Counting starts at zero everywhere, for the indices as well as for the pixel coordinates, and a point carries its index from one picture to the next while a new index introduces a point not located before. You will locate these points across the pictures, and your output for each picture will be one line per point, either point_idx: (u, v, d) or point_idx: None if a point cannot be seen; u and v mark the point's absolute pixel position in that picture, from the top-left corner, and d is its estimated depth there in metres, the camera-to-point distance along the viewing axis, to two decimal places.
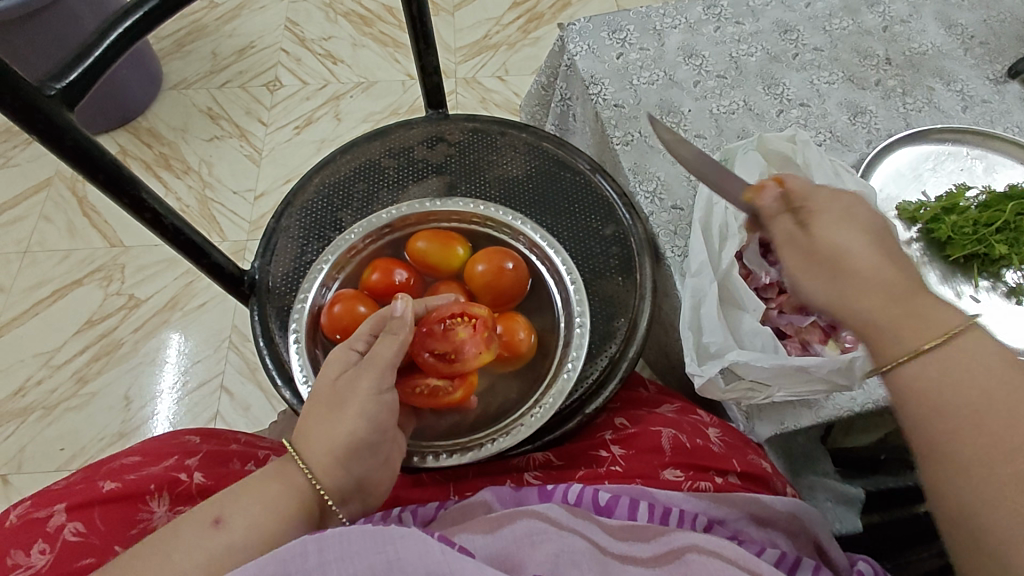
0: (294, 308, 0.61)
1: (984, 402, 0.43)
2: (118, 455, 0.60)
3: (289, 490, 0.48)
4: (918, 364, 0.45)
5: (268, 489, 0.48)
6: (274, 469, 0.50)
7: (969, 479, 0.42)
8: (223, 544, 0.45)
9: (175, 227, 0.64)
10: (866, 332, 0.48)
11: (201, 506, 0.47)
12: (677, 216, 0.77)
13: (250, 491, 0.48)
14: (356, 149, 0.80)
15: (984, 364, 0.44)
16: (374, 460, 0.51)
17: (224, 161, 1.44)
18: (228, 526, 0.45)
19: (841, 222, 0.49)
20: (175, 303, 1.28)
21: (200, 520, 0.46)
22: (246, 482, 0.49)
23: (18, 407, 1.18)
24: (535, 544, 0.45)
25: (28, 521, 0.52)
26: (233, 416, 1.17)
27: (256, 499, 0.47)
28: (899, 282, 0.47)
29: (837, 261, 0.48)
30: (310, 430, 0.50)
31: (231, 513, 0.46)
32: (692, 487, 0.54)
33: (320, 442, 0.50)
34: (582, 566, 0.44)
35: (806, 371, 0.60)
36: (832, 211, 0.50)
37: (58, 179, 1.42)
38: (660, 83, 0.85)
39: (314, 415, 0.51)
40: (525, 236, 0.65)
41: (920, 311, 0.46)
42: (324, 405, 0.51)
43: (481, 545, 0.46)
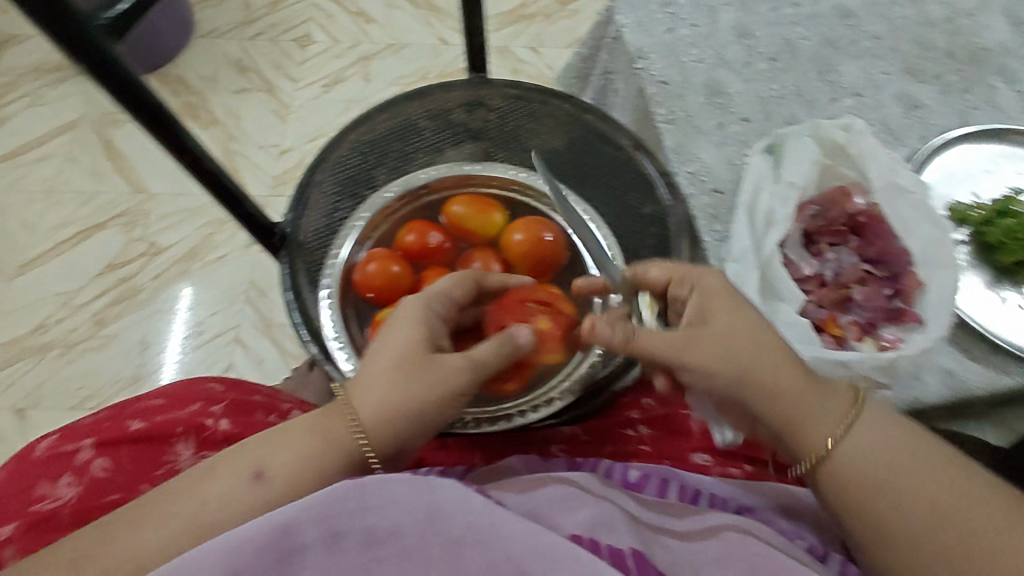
0: (328, 263, 0.62)
1: (908, 465, 0.46)
2: (143, 395, 0.60)
3: (335, 451, 0.47)
4: (852, 442, 0.47)
5: (310, 447, 0.47)
6: (322, 423, 0.48)
7: (915, 549, 0.44)
8: (262, 496, 0.45)
9: (212, 172, 0.63)
10: (791, 426, 0.48)
11: (245, 458, 0.47)
12: (717, 200, 0.77)
13: (296, 447, 0.47)
14: (396, 107, 0.77)
15: (889, 433, 0.47)
16: (419, 440, 0.50)
17: (252, 115, 1.43)
18: (268, 482, 0.46)
19: (724, 310, 0.50)
20: (195, 254, 1.27)
21: (234, 471, 0.46)
22: (288, 432, 0.48)
23: (37, 344, 1.19)
24: (570, 508, 0.45)
25: (55, 454, 0.52)
26: (247, 368, 1.18)
27: (288, 450, 0.47)
28: (803, 367, 0.50)
29: (720, 350, 0.49)
30: (361, 388, 0.49)
31: (271, 467, 0.46)
32: (721, 472, 0.54)
33: (377, 402, 0.48)
34: (620, 530, 0.43)
35: (844, 365, 0.63)
36: (718, 301, 0.51)
37: (85, 120, 1.41)
38: (709, 62, 0.81)
39: (383, 373, 0.49)
40: (566, 209, 0.65)
41: (817, 398, 0.48)
42: (395, 369, 0.48)
43: (514, 500, 0.46)
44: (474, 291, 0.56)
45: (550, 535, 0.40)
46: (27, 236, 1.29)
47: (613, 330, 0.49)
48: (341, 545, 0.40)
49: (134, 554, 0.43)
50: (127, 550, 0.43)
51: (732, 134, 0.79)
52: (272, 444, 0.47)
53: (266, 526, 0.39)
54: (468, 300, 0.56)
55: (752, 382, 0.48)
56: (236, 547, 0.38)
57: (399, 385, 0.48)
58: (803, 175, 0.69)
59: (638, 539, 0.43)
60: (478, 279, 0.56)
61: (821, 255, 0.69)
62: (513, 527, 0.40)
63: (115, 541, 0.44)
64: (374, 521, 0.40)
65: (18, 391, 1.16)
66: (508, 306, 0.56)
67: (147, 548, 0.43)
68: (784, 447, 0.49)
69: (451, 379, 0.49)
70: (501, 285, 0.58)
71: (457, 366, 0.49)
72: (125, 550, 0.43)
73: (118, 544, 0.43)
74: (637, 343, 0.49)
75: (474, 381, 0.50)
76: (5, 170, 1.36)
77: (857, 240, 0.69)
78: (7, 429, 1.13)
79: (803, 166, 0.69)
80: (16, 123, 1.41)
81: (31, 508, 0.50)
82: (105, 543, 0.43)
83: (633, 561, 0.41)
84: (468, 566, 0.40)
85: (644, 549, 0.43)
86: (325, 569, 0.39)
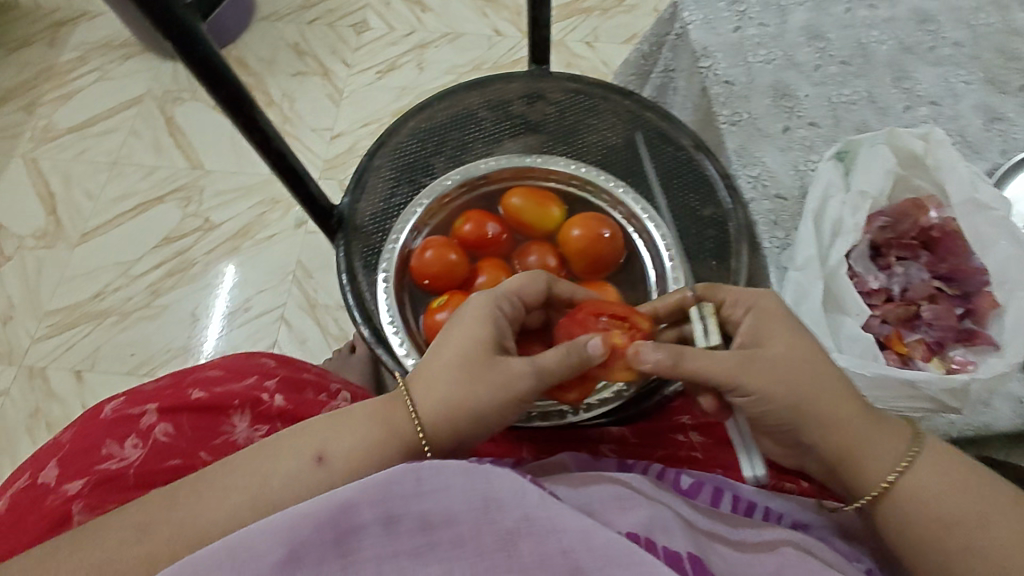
0: (384, 250, 0.63)
1: (972, 501, 0.45)
2: (202, 366, 0.62)
3: (393, 438, 0.49)
4: (910, 477, 0.47)
5: (368, 434, 0.49)
6: (382, 410, 0.50)
7: None
8: (324, 479, 0.47)
9: (280, 152, 0.65)
10: (846, 457, 0.48)
11: (306, 440, 0.48)
12: (779, 206, 0.73)
13: (356, 432, 0.49)
14: (455, 96, 0.77)
15: (949, 469, 0.47)
16: (475, 438, 0.51)
17: (307, 98, 1.45)
18: (329, 465, 0.47)
19: (779, 336, 0.49)
20: (246, 232, 1.31)
21: (298, 454, 0.48)
22: (348, 417, 0.50)
23: (96, 310, 1.25)
24: (624, 508, 0.45)
25: (122, 416, 0.54)
26: (291, 346, 1.21)
27: (353, 433, 0.49)
28: (858, 398, 0.49)
29: (776, 378, 0.47)
30: (424, 381, 0.50)
31: (332, 452, 0.48)
32: (777, 486, 0.54)
33: (439, 399, 0.49)
34: (674, 532, 0.43)
35: (911, 386, 0.61)
36: (774, 326, 0.49)
37: (149, 96, 1.46)
38: (777, 63, 0.76)
39: (447, 370, 0.50)
40: (625, 206, 0.65)
41: (874, 431, 0.48)
42: (457, 367, 0.49)
43: (565, 493, 0.46)
44: (543, 295, 0.55)
45: (605, 530, 0.41)
46: (90, 205, 1.34)
47: (658, 355, 0.47)
48: (398, 528, 0.41)
49: (201, 524, 0.45)
50: (194, 518, 0.45)
51: (797, 139, 0.75)
52: (337, 428, 0.49)
53: (328, 503, 0.41)
54: (535, 303, 0.54)
55: (807, 413, 0.48)
56: (300, 520, 0.40)
57: (462, 384, 0.49)
58: (878, 185, 0.67)
59: (692, 543, 0.43)
60: (551, 284, 0.55)
61: (888, 269, 0.68)
62: (568, 519, 0.41)
63: (182, 508, 0.45)
64: (431, 506, 0.42)
65: (77, 353, 1.21)
66: (581, 320, 0.53)
67: (212, 518, 0.45)
68: (835, 475, 0.49)
69: (515, 384, 0.49)
70: (569, 297, 0.56)
71: (522, 371, 0.49)
72: (192, 519, 0.45)
73: (184, 512, 0.45)
74: (687, 366, 0.47)
75: (537, 387, 0.50)
76: (74, 140, 1.41)
77: (927, 256, 0.68)
78: (65, 388, 1.18)
79: (879, 176, 0.67)
80: (85, 96, 1.46)
81: (97, 467, 0.52)
82: (173, 510, 0.45)
83: (689, 565, 0.41)
84: (522, 557, 0.40)
85: (700, 554, 0.43)
86: (381, 550, 0.40)
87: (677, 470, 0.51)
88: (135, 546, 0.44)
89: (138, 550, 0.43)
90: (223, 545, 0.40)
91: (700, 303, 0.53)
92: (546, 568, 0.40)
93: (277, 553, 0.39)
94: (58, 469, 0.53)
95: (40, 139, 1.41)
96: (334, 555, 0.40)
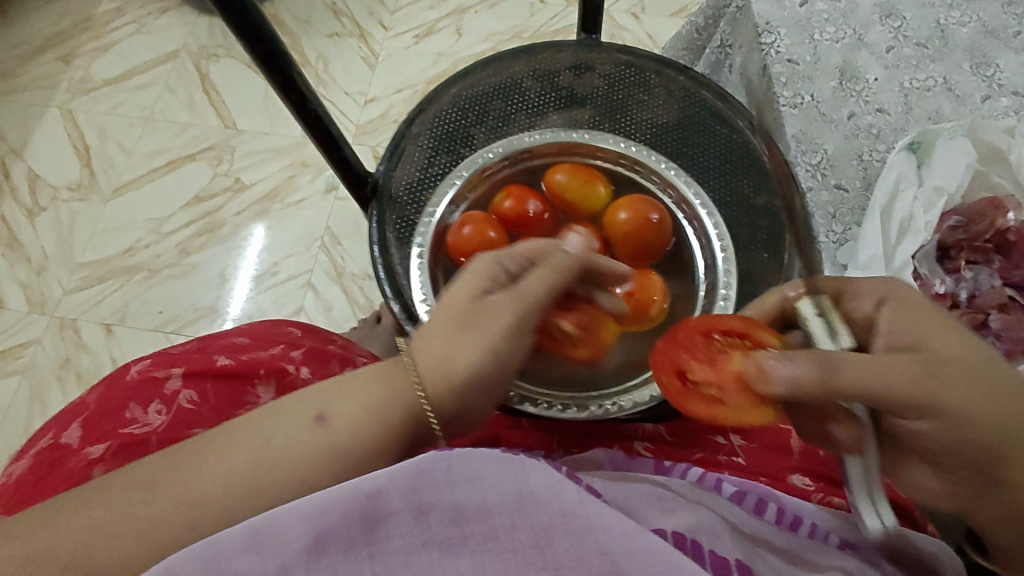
0: (421, 220, 0.60)
1: None
2: (229, 332, 0.61)
3: (395, 401, 0.47)
4: None
5: (371, 394, 0.47)
6: (382, 370, 0.49)
7: None
8: (324, 439, 0.45)
9: (316, 114, 0.62)
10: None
11: (308, 401, 0.47)
12: (839, 197, 0.68)
13: (357, 394, 0.47)
14: (499, 63, 0.73)
15: None
16: (483, 398, 0.50)
17: (341, 60, 1.42)
18: (330, 424, 0.46)
19: (948, 334, 0.43)
20: (276, 194, 1.29)
21: (299, 413, 0.46)
22: (347, 378, 0.48)
23: (126, 265, 1.25)
24: (666, 511, 0.44)
25: (147, 379, 0.54)
26: (316, 314, 1.19)
27: (360, 399, 0.47)
28: None
29: (963, 388, 0.42)
30: (425, 343, 0.50)
31: (333, 411, 0.46)
32: (824, 500, 0.50)
33: (432, 356, 0.49)
34: (722, 538, 0.42)
35: None
36: (933, 323, 0.44)
37: (184, 52, 1.44)
38: (846, 43, 0.68)
39: (435, 329, 0.50)
40: (676, 189, 0.61)
41: None
42: (450, 321, 0.49)
43: (604, 488, 0.45)
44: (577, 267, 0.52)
45: (646, 534, 0.39)
46: (123, 160, 1.34)
47: (793, 367, 0.42)
48: (428, 519, 0.39)
49: (203, 486, 0.43)
50: (194, 480, 0.43)
51: (863, 127, 0.68)
52: (340, 391, 0.47)
53: (355, 491, 0.39)
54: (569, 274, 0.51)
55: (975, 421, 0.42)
56: (327, 506, 0.38)
57: (454, 337, 0.49)
58: (948, 179, 0.66)
59: (739, 552, 0.42)
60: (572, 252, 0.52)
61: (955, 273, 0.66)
62: (608, 519, 0.39)
63: (186, 470, 0.44)
64: (463, 497, 0.40)
65: (107, 307, 1.22)
66: (691, 342, 0.49)
67: (213, 482, 0.43)
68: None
69: (504, 316, 0.49)
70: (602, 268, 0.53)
71: (507, 299, 0.49)
72: (196, 480, 0.43)
73: (190, 475, 0.43)
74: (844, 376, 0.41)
75: (527, 315, 0.49)
76: (109, 93, 1.40)
77: (999, 260, 0.66)
78: (95, 341, 1.19)
79: (956, 170, 0.65)
80: (121, 49, 1.45)
81: (119, 431, 0.51)
82: (172, 470, 0.44)
83: (736, 570, 0.41)
84: (557, 557, 0.38)
85: (749, 562, 0.42)
86: (410, 540, 0.39)
87: (719, 476, 0.50)
88: (139, 507, 0.42)
89: (142, 510, 0.42)
90: (250, 527, 0.38)
91: (809, 298, 0.49)
92: (583, 570, 0.38)
93: (303, 540, 0.38)
94: (81, 430, 0.52)
95: (77, 90, 1.41)
96: (361, 543, 0.38)
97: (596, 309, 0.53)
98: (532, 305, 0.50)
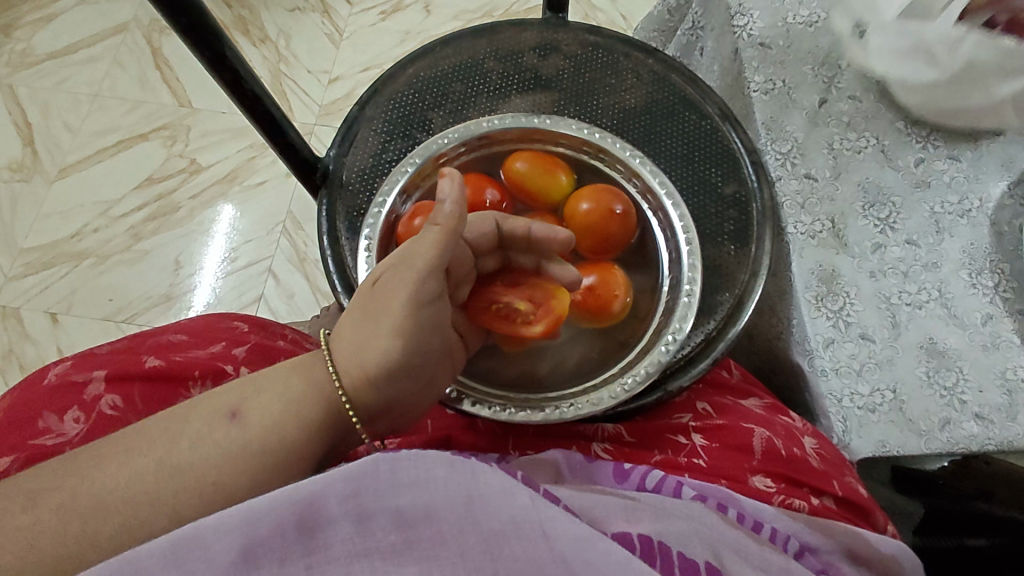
0: (370, 211, 0.57)
1: None
2: (166, 329, 0.59)
3: (315, 396, 0.47)
4: None
5: (292, 388, 0.47)
6: (302, 364, 0.49)
7: None
8: (240, 438, 0.44)
9: (255, 95, 0.59)
10: None
11: (224, 399, 0.46)
12: (808, 186, 0.63)
13: (274, 390, 0.47)
14: (460, 43, 0.70)
15: None
16: (404, 388, 0.49)
17: (304, 37, 1.35)
18: (244, 422, 0.45)
19: None
20: (234, 177, 1.23)
21: (211, 410, 0.45)
22: (269, 374, 0.48)
23: (73, 251, 1.18)
24: (630, 518, 0.43)
25: (66, 384, 0.52)
26: (277, 302, 1.15)
27: (280, 396, 0.47)
28: None
29: None
30: (342, 335, 0.49)
31: (249, 408, 0.46)
32: (784, 502, 0.51)
33: (348, 347, 0.48)
34: (689, 541, 0.42)
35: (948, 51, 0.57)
36: None
37: (135, 24, 1.35)
38: (819, 26, 0.66)
39: (351, 319, 0.49)
40: (641, 179, 0.59)
41: None
42: (358, 309, 0.49)
43: (568, 495, 0.44)
44: (493, 237, 0.54)
45: (603, 538, 0.36)
46: (69, 138, 1.26)
47: None
48: (370, 526, 0.36)
49: (100, 491, 0.41)
50: (88, 486, 0.41)
51: (834, 115, 0.64)
52: (259, 387, 0.47)
53: (289, 502, 0.35)
54: (484, 245, 0.54)
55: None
56: (255, 517, 0.34)
57: (362, 325, 0.48)
58: None
59: (706, 552, 0.41)
60: (500, 221, 0.53)
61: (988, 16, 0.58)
62: (564, 525, 0.36)
63: (82, 473, 0.42)
64: (408, 501, 0.37)
65: (52, 295, 1.15)
66: None
67: (113, 488, 0.41)
68: None
69: (395, 299, 0.47)
70: (525, 229, 0.53)
71: (397, 277, 0.47)
72: (92, 485, 0.41)
73: (91, 480, 0.41)
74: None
75: (422, 284, 0.47)
76: (53, 67, 1.32)
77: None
78: (39, 330, 1.13)
79: None
80: (66, 20, 1.36)
81: (31, 442, 0.49)
82: (73, 477, 0.42)
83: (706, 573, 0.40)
84: (509, 565, 0.35)
85: (718, 563, 0.41)
86: (350, 548, 0.35)
87: (679, 479, 0.50)
88: (21, 516, 0.40)
89: (21, 521, 0.39)
90: (172, 538, 0.34)
91: None
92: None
93: (230, 554, 0.34)
94: None
95: (18, 64, 1.32)
96: (299, 553, 0.35)
97: (543, 284, 0.56)
98: (424, 274, 0.47)
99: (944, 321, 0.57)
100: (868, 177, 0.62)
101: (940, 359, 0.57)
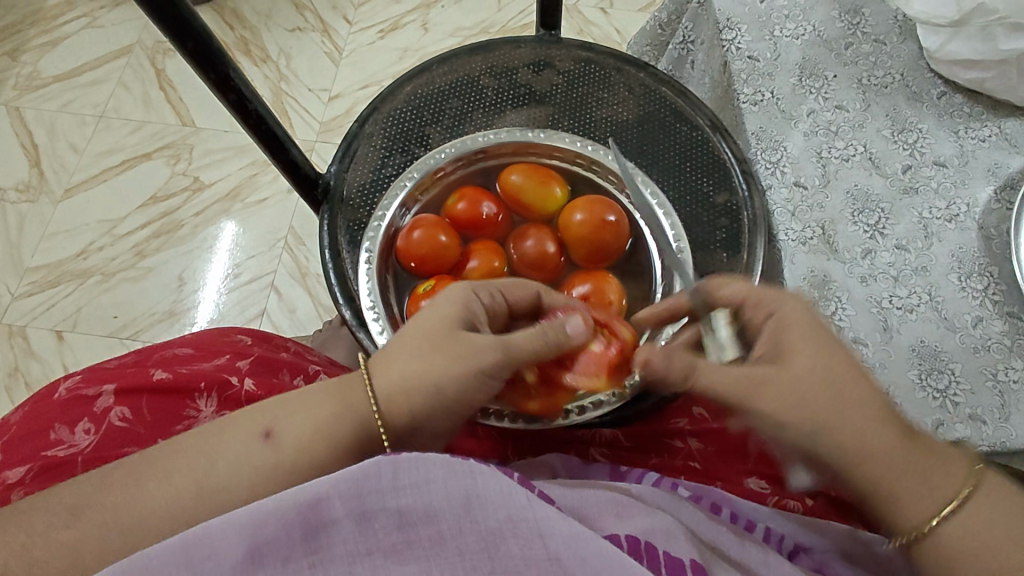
0: (370, 225, 0.59)
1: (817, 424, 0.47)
2: (171, 343, 0.61)
3: (347, 416, 0.47)
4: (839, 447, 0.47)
5: (323, 409, 0.47)
6: (338, 387, 0.48)
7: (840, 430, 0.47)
8: (272, 457, 0.45)
9: (259, 115, 0.61)
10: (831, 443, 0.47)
11: (256, 417, 0.47)
12: (798, 194, 0.63)
13: (306, 410, 0.47)
14: (456, 60, 0.72)
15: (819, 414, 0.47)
16: (436, 420, 0.49)
17: (304, 55, 1.38)
18: (276, 441, 0.45)
19: (851, 413, 0.47)
20: (237, 194, 1.25)
21: (246, 431, 0.46)
22: (301, 395, 0.48)
23: (79, 268, 1.20)
24: (621, 515, 0.43)
25: (77, 397, 0.53)
26: (280, 316, 1.16)
27: (313, 417, 0.46)
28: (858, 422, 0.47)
29: None
30: (391, 361, 0.49)
31: (281, 428, 0.46)
32: (777, 502, 0.53)
33: (395, 375, 0.48)
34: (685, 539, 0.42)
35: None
36: (838, 430, 0.47)
37: (138, 47, 1.38)
38: (806, 39, 0.68)
39: (405, 346, 0.49)
40: (633, 190, 0.61)
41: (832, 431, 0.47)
42: (423, 343, 0.49)
43: (560, 494, 0.44)
44: (531, 302, 0.55)
45: (596, 537, 0.37)
46: (74, 159, 1.29)
47: None
48: (372, 526, 0.37)
49: (122, 507, 0.42)
50: (116, 498, 0.42)
51: (822, 124, 0.65)
52: (291, 407, 0.47)
53: (296, 502, 0.36)
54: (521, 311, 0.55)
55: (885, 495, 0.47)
56: (268, 518, 0.36)
57: (427, 355, 0.49)
58: None
59: (695, 548, 0.42)
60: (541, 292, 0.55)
61: None
62: (555, 524, 0.37)
63: (110, 487, 0.43)
64: (408, 502, 0.37)
65: (57, 313, 1.16)
66: None
67: (143, 504, 0.42)
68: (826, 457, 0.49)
69: (475, 359, 0.48)
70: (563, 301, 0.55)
71: (484, 347, 0.48)
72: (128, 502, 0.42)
73: (122, 496, 0.42)
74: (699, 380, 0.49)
75: (504, 364, 0.49)
76: (59, 89, 1.35)
77: None
78: (45, 348, 1.14)
79: None
80: (72, 43, 1.39)
81: (44, 453, 0.50)
82: (103, 491, 0.43)
83: (691, 571, 0.40)
84: (507, 561, 0.36)
85: (702, 561, 0.41)
86: (352, 548, 0.36)
87: (674, 480, 0.52)
88: (63, 531, 0.41)
89: (64, 535, 0.41)
90: (182, 539, 0.35)
91: None
92: (533, 571, 0.36)
93: (237, 552, 0.35)
94: (3, 454, 0.51)
95: (25, 87, 1.35)
96: (301, 552, 0.36)
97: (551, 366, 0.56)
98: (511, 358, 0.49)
99: (936, 325, 0.58)
100: (857, 183, 0.63)
101: (936, 364, 0.57)
